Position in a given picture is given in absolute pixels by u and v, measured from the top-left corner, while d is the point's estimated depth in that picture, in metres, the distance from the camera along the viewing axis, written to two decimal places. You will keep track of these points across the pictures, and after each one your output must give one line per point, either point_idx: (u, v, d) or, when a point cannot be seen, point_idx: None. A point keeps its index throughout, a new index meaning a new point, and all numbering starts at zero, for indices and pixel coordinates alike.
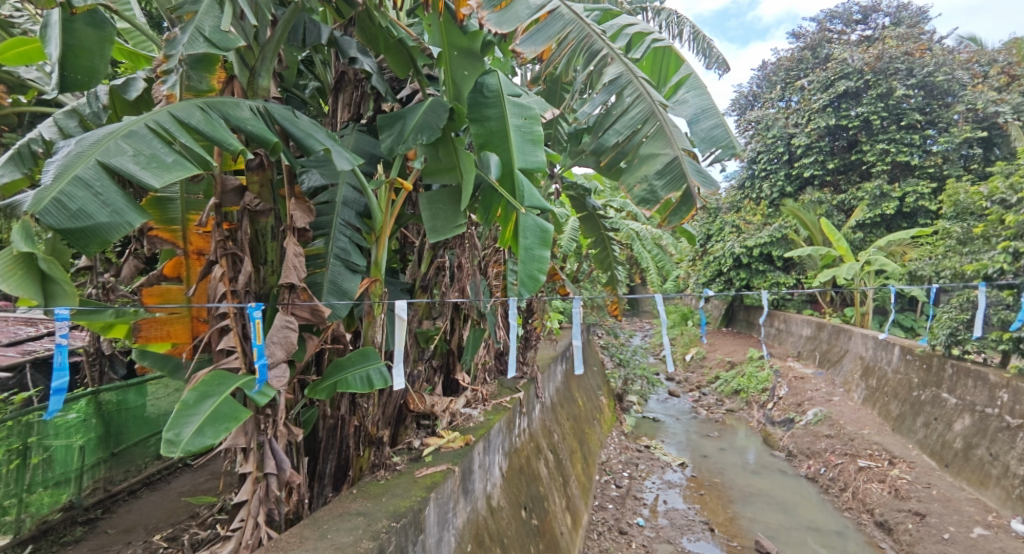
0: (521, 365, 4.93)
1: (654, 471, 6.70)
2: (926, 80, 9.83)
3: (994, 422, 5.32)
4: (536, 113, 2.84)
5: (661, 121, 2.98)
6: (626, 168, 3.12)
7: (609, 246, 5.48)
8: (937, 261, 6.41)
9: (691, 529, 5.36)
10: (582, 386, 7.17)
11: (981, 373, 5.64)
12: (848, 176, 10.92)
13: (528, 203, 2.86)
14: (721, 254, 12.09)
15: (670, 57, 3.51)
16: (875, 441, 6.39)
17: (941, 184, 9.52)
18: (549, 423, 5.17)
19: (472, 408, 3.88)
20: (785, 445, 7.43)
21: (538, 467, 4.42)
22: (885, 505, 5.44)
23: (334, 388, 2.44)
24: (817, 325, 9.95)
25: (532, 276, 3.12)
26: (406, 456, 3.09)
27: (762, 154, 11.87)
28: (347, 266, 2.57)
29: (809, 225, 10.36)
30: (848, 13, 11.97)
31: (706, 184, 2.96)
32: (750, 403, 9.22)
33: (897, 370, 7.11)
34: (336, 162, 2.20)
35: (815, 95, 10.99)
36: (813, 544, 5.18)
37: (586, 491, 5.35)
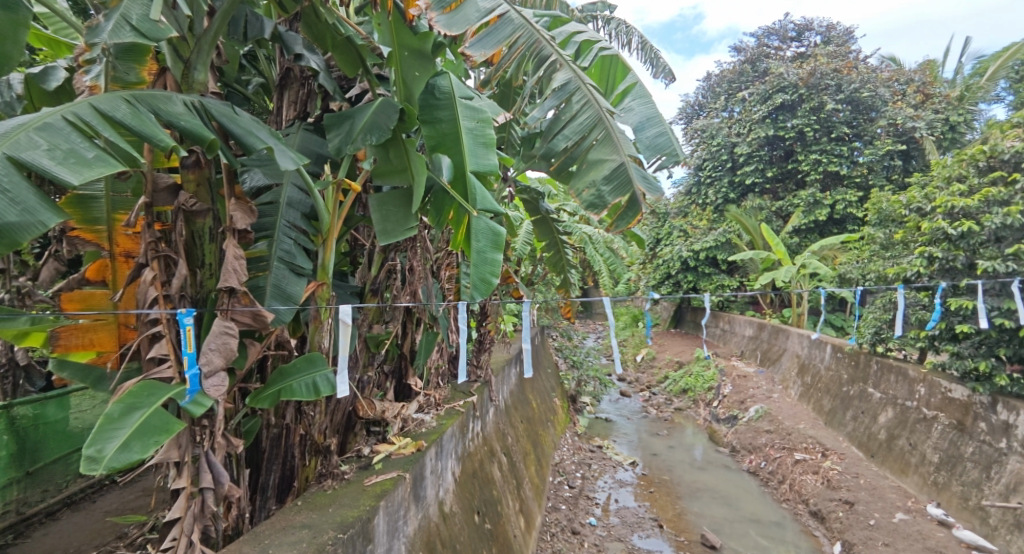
0: (474, 368, 4.92)
1: (605, 471, 6.82)
2: (853, 95, 10.51)
3: (913, 414, 5.72)
4: (488, 116, 2.85)
5: (609, 127, 3.04)
6: (576, 173, 3.16)
7: (562, 249, 5.55)
8: (865, 264, 6.85)
9: (641, 526, 5.48)
10: (536, 388, 7.21)
11: (901, 368, 6.06)
12: (785, 184, 11.49)
13: (480, 206, 2.86)
14: (669, 257, 12.48)
15: (618, 65, 3.60)
16: (810, 434, 6.75)
17: (867, 192, 10.19)
18: (503, 425, 5.17)
19: (424, 413, 3.83)
20: (729, 441, 7.72)
21: (492, 470, 4.41)
22: (818, 495, 5.74)
23: (277, 395, 2.37)
24: (758, 325, 10.42)
25: (485, 279, 3.09)
26: (355, 464, 3.02)
27: (707, 161, 12.37)
28: (292, 269, 2.49)
29: (750, 230, 10.84)
30: (784, 30, 12.64)
31: (652, 189, 3.04)
32: (697, 402, 9.53)
33: (830, 367, 7.54)
34: (280, 162, 2.12)
35: (754, 106, 11.54)
36: (755, 535, 5.40)
37: (539, 493, 5.37)
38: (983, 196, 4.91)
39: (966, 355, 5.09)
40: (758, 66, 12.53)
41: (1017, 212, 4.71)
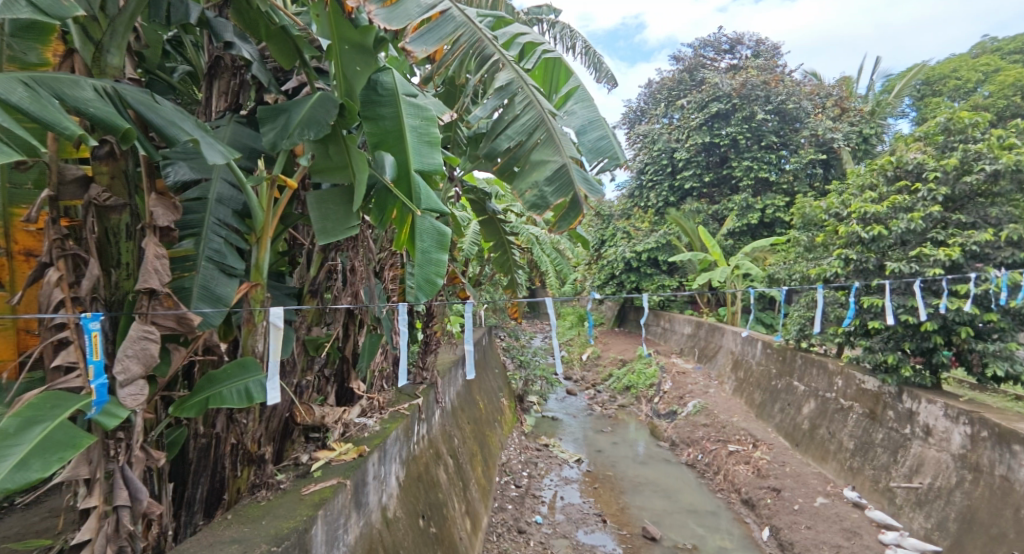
0: (420, 370, 4.84)
1: (551, 469, 6.89)
2: (780, 107, 11.16)
3: (832, 404, 6.12)
4: (432, 115, 2.85)
5: (550, 129, 3.08)
6: (518, 173, 3.17)
7: (509, 250, 5.55)
8: (791, 265, 7.28)
9: (586, 522, 5.57)
10: (483, 388, 7.18)
11: (822, 362, 6.48)
12: (720, 189, 12.03)
13: (424, 206, 2.81)
14: (613, 258, 12.76)
15: (561, 68, 3.64)
16: (742, 427, 7.09)
17: (792, 198, 10.83)
18: (449, 427, 5.12)
19: (366, 417, 3.73)
20: (669, 435, 7.98)
21: (438, 473, 4.35)
22: (749, 484, 6.04)
23: (206, 404, 2.23)
24: (696, 323, 10.85)
25: (429, 280, 3.03)
26: (292, 473, 2.90)
27: (649, 166, 12.78)
28: (222, 269, 2.35)
29: (688, 232, 11.27)
30: (718, 42, 13.22)
31: (592, 191, 3.10)
32: (639, 398, 9.81)
33: (760, 362, 7.96)
34: (206, 155, 1.99)
35: (692, 114, 12.01)
36: (692, 525, 5.60)
37: (485, 493, 5.35)
38: (891, 203, 5.31)
39: (878, 349, 5.47)
40: (695, 75, 13.06)
41: (920, 218, 5.13)
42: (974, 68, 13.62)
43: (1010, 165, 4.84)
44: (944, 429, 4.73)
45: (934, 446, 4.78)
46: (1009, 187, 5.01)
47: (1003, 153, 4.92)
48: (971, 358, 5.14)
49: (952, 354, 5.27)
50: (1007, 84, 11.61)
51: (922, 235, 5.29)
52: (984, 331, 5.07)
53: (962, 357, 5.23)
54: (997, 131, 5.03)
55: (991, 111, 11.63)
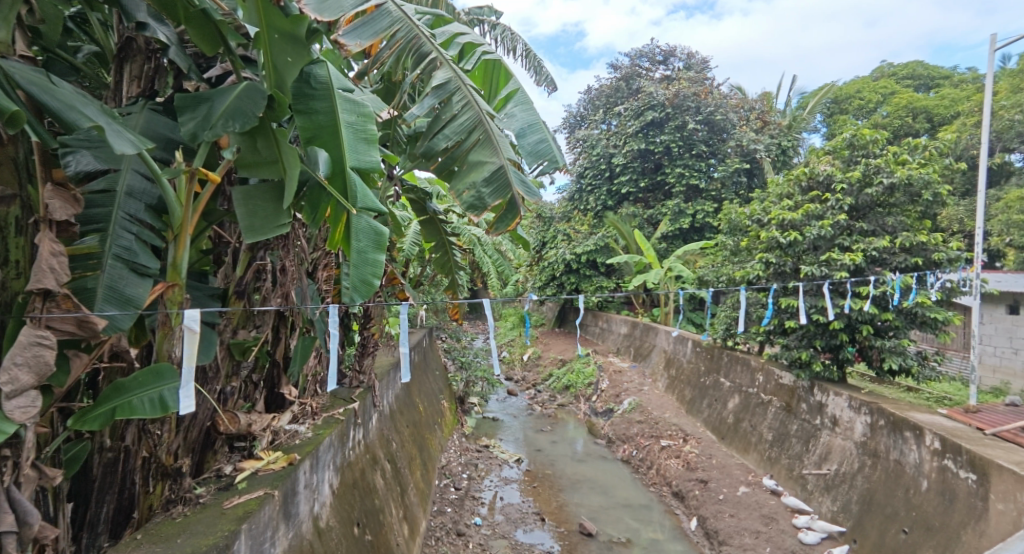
0: (356, 374, 4.71)
1: (491, 470, 6.88)
2: (709, 118, 11.74)
3: (754, 399, 6.50)
4: (369, 111, 2.81)
5: (487, 130, 3.07)
6: (456, 173, 3.13)
7: (450, 251, 5.48)
8: (718, 268, 7.66)
9: (524, 521, 5.61)
10: (424, 390, 7.06)
11: (746, 360, 6.84)
12: (655, 194, 12.49)
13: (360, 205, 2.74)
14: (553, 260, 12.94)
15: (500, 70, 3.67)
16: (674, 422, 7.38)
17: (720, 204, 11.41)
18: (387, 432, 4.99)
19: (298, 424, 3.57)
20: (606, 433, 8.18)
21: (374, 479, 4.22)
22: (679, 477, 6.29)
23: (112, 415, 2.06)
24: (632, 323, 11.20)
25: (365, 281, 2.94)
26: (213, 486, 2.73)
27: (588, 170, 13.09)
28: (133, 269, 2.18)
29: (625, 235, 11.61)
30: (652, 53, 13.68)
31: (529, 194, 3.12)
32: (578, 397, 9.99)
33: (690, 360, 8.33)
34: (112, 143, 1.81)
35: (628, 121, 12.39)
36: (627, 520, 5.75)
37: (424, 498, 5.25)
38: (805, 211, 5.70)
39: (793, 346, 5.85)
40: (632, 84, 13.48)
41: (829, 225, 5.54)
42: (875, 90, 14.93)
43: (903, 179, 5.32)
44: (848, 419, 5.11)
45: (841, 435, 5.16)
46: (903, 199, 5.51)
47: (898, 168, 5.41)
48: (872, 353, 5.57)
49: (857, 350, 5.69)
50: (902, 105, 12.84)
51: (831, 241, 5.70)
52: (883, 329, 5.53)
53: (865, 354, 5.66)
54: (892, 148, 5.53)
55: (889, 129, 12.82)
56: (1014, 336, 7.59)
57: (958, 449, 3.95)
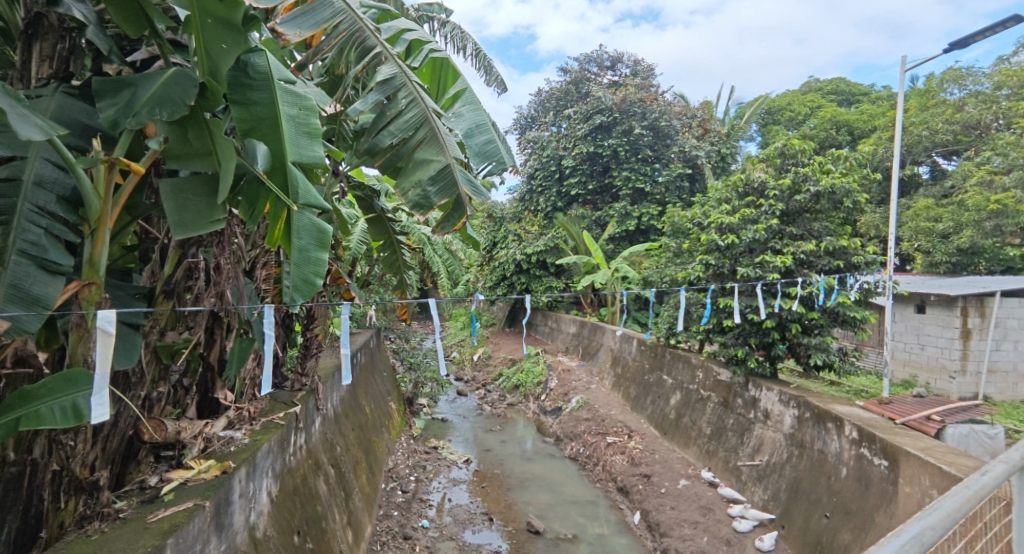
0: (298, 377, 4.52)
1: (439, 471, 6.80)
2: (654, 123, 12.09)
3: (694, 395, 6.74)
4: (312, 104, 2.72)
5: (434, 128, 3.05)
6: (401, 171, 3.07)
7: (398, 249, 5.36)
8: (662, 268, 7.90)
9: (473, 522, 5.57)
10: (371, 391, 6.87)
11: (687, 357, 7.09)
12: (603, 196, 12.75)
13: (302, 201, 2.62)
14: (504, 260, 12.92)
15: (449, 68, 3.66)
16: (619, 419, 7.54)
17: (663, 207, 11.77)
18: (332, 435, 4.82)
19: (234, 430, 3.39)
20: (554, 431, 8.27)
21: (317, 485, 4.06)
22: (624, 472, 6.43)
23: (17, 424, 1.88)
24: (580, 322, 11.38)
25: (307, 281, 2.82)
26: (136, 499, 2.55)
27: (539, 171, 13.18)
28: (42, 266, 2.00)
29: (574, 236, 11.78)
30: (600, 59, 13.91)
31: (476, 193, 3.09)
32: (527, 396, 10.05)
33: (635, 358, 8.55)
34: (15, 126, 1.67)
35: (577, 124, 12.57)
36: (574, 516, 5.83)
37: (370, 502, 5.12)
38: (741, 215, 5.96)
39: (730, 344, 6.10)
40: (581, 88, 13.67)
41: (763, 229, 5.82)
42: (803, 103, 15.85)
43: (827, 187, 5.67)
44: (779, 412, 5.39)
45: (772, 428, 5.43)
46: (828, 206, 5.86)
47: (823, 177, 5.76)
48: (801, 350, 5.88)
49: (787, 347, 5.99)
50: (826, 118, 13.70)
51: (764, 244, 5.98)
52: (809, 327, 5.85)
53: (795, 351, 5.97)
54: (819, 157, 5.88)
55: (816, 140, 13.64)
56: (921, 332, 8.23)
57: (873, 438, 4.24)
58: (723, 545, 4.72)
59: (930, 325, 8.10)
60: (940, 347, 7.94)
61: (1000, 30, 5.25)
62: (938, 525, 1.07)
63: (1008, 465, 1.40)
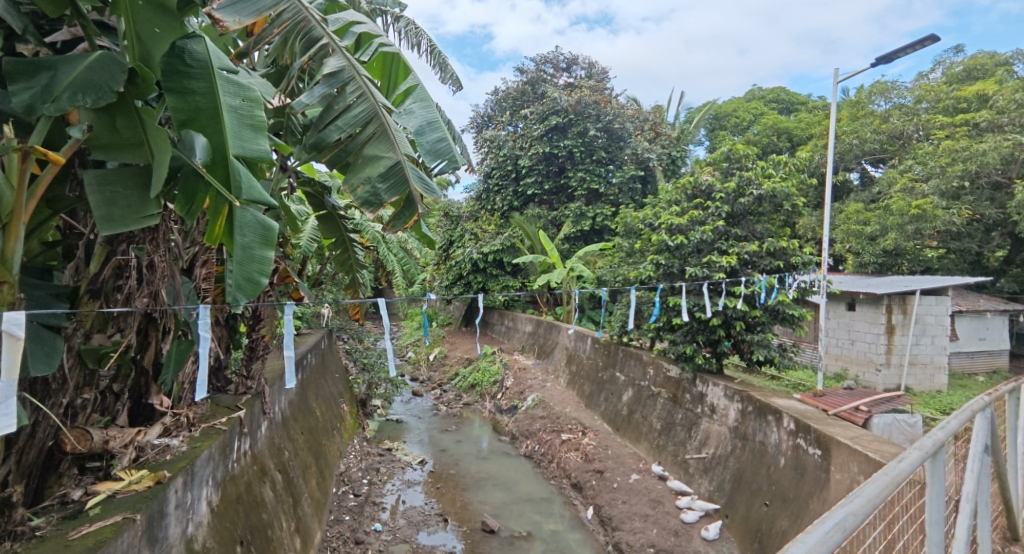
0: (242, 380, 4.32)
1: (393, 473, 6.69)
2: (608, 126, 12.34)
3: (645, 391, 6.91)
4: (256, 96, 2.63)
5: (384, 124, 2.99)
6: (350, 167, 2.99)
7: (350, 248, 5.22)
8: (616, 268, 8.06)
9: (427, 523, 5.51)
10: (322, 393, 6.67)
11: (638, 354, 7.27)
12: (559, 196, 12.89)
13: (246, 196, 2.52)
14: (460, 259, 12.82)
15: (399, 64, 3.62)
16: (573, 416, 7.63)
17: (617, 208, 12.03)
18: (279, 440, 4.64)
19: (170, 437, 3.20)
20: (510, 429, 8.29)
21: (263, 492, 3.89)
22: (577, 468, 6.51)
23: None
24: (536, 321, 11.45)
25: (251, 280, 2.71)
26: (56, 514, 2.38)
27: (495, 170, 13.15)
28: None
29: (530, 236, 11.83)
30: (556, 60, 14.03)
31: (428, 191, 3.05)
32: (483, 395, 10.04)
33: (589, 356, 8.68)
34: None
35: (533, 125, 12.65)
36: (529, 513, 5.87)
37: (320, 507, 4.98)
38: (690, 217, 6.15)
39: (680, 341, 6.27)
40: (537, 89, 13.76)
41: (710, 230, 6.04)
42: (747, 110, 16.54)
43: (769, 191, 5.94)
44: (724, 406, 5.59)
45: (718, 421, 5.63)
46: (769, 209, 6.15)
47: (765, 181, 6.03)
48: (744, 346, 6.12)
49: (732, 344, 6.22)
50: (768, 125, 14.39)
51: (711, 244, 6.20)
52: (752, 324, 6.10)
53: (739, 347, 6.20)
54: (761, 162, 6.15)
55: (759, 146, 14.28)
56: (852, 329, 8.75)
57: (808, 429, 4.46)
58: (671, 536, 4.86)
59: (860, 322, 8.61)
60: (868, 342, 8.45)
61: (920, 47, 5.66)
62: (858, 510, 1.13)
63: (921, 451, 1.50)
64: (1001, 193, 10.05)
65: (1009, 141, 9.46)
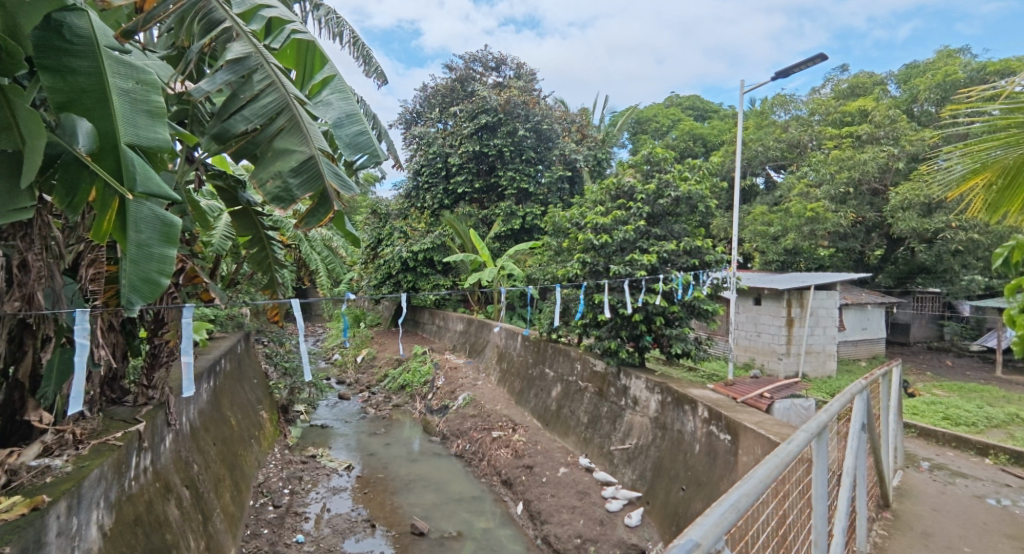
0: (142, 390, 3.96)
1: (318, 480, 6.42)
2: (537, 127, 12.50)
3: (573, 386, 7.08)
4: (152, 80, 2.42)
5: (296, 115, 2.86)
6: (259, 161, 2.83)
7: (268, 246, 4.92)
8: (545, 265, 8.19)
9: (353, 530, 5.34)
10: (238, 401, 6.23)
11: (567, 351, 7.43)
12: (489, 195, 12.91)
13: (142, 188, 2.31)
14: (389, 258, 12.50)
15: (315, 53, 3.47)
16: (505, 414, 7.67)
17: (545, 208, 12.25)
18: (188, 453, 4.29)
19: (51, 457, 2.87)
20: (441, 430, 8.18)
21: (167, 511, 3.58)
22: (507, 465, 6.55)
23: None
24: (467, 320, 11.41)
25: (149, 280, 2.49)
26: None
27: (425, 168, 12.93)
28: None
29: (461, 235, 11.75)
30: (485, 59, 13.99)
31: (344, 188, 2.93)
32: (414, 396, 9.85)
33: (519, 353, 8.77)
34: None
35: (463, 123, 12.57)
36: (460, 513, 5.83)
37: (234, 523, 4.67)
38: (614, 217, 6.36)
39: (605, 337, 6.47)
40: (466, 87, 13.70)
41: (632, 230, 6.27)
42: (666, 116, 17.37)
43: (685, 193, 6.27)
44: (646, 398, 5.84)
45: (640, 413, 5.86)
46: (686, 210, 6.48)
47: (682, 184, 6.35)
48: (664, 340, 6.43)
49: (653, 338, 6.50)
50: (686, 131, 15.20)
51: (633, 244, 6.43)
52: (671, 319, 6.41)
53: (659, 341, 6.50)
54: (677, 165, 6.47)
55: (677, 150, 15.07)
56: (758, 322, 9.43)
57: (720, 416, 4.75)
58: (597, 525, 5.00)
59: (765, 316, 9.29)
60: (772, 333, 9.15)
61: (813, 64, 6.20)
62: (751, 491, 1.22)
63: (808, 432, 1.63)
64: (879, 199, 11.27)
65: (884, 153, 10.57)
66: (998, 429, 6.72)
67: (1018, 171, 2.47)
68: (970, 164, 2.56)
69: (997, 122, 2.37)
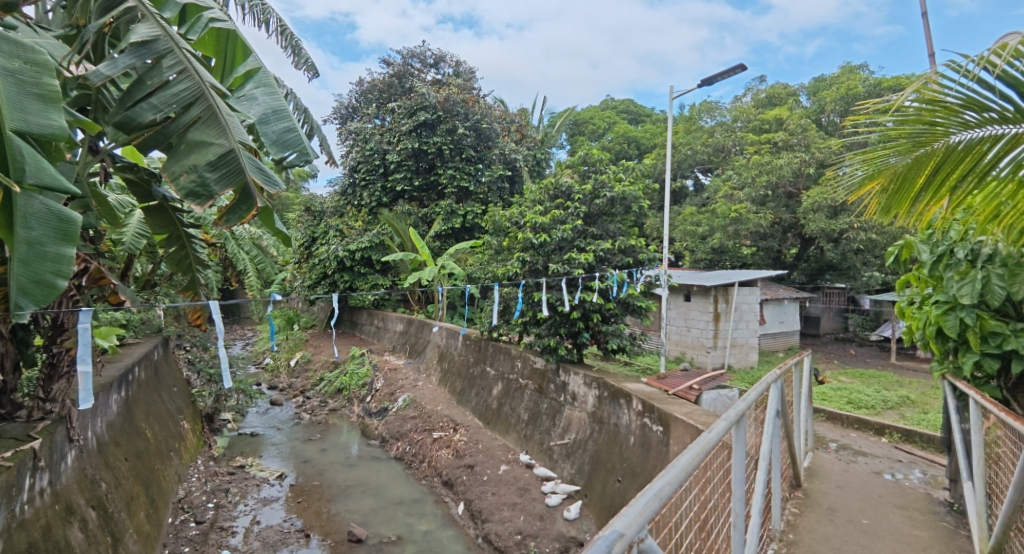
0: (38, 404, 3.60)
1: (247, 492, 6.08)
2: (476, 125, 12.45)
3: (514, 384, 7.12)
4: (44, 61, 2.22)
5: (213, 105, 2.69)
6: (170, 153, 2.64)
7: (188, 245, 4.58)
8: (485, 264, 8.18)
9: (285, 542, 5.10)
10: (156, 412, 5.79)
11: (507, 350, 7.46)
12: (428, 194, 12.72)
13: (32, 178, 2.09)
14: (324, 257, 12.07)
15: (236, 42, 3.27)
16: (445, 414, 7.59)
17: (486, 206, 12.24)
18: (94, 470, 3.93)
19: None
20: (379, 432, 7.98)
21: (68, 535, 3.27)
22: (448, 466, 6.49)
23: None
24: (406, 321, 11.21)
25: (42, 282, 2.25)
26: None
27: (361, 164, 12.55)
28: None
29: (400, 233, 11.52)
30: (423, 55, 13.77)
31: (267, 183, 2.78)
32: (351, 399, 9.54)
33: (460, 353, 8.71)
34: None
35: (402, 119, 12.34)
36: (399, 516, 5.72)
37: (149, 542, 4.33)
38: (552, 216, 6.44)
39: (544, 335, 6.55)
40: (403, 83, 13.46)
41: (570, 229, 6.36)
42: (603, 119, 17.81)
43: (620, 194, 6.45)
44: (583, 394, 5.95)
45: (578, 408, 5.98)
46: (620, 210, 6.66)
47: (616, 185, 6.53)
48: (601, 337, 6.58)
49: (590, 335, 6.62)
50: (621, 133, 15.69)
51: (571, 243, 6.53)
52: (608, 316, 6.56)
53: (597, 338, 6.63)
54: (612, 167, 6.64)
55: (613, 151, 15.53)
56: (688, 317, 9.88)
57: (652, 409, 4.92)
58: (537, 520, 5.06)
59: (695, 311, 9.75)
60: (701, 328, 9.60)
61: (735, 73, 6.55)
62: (673, 480, 1.26)
63: (728, 421, 1.70)
64: (794, 201, 12.12)
65: (797, 158, 11.32)
66: (893, 411, 7.39)
67: (904, 180, 2.69)
68: (867, 169, 2.82)
69: (889, 132, 2.62)
